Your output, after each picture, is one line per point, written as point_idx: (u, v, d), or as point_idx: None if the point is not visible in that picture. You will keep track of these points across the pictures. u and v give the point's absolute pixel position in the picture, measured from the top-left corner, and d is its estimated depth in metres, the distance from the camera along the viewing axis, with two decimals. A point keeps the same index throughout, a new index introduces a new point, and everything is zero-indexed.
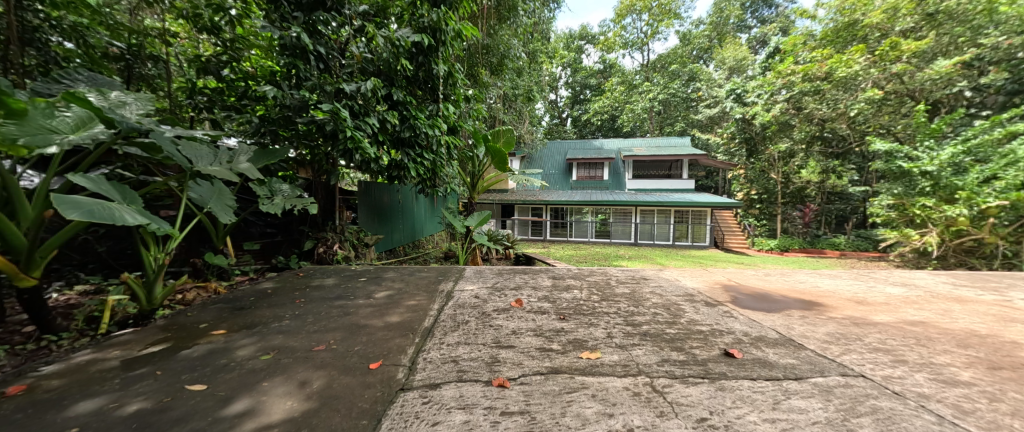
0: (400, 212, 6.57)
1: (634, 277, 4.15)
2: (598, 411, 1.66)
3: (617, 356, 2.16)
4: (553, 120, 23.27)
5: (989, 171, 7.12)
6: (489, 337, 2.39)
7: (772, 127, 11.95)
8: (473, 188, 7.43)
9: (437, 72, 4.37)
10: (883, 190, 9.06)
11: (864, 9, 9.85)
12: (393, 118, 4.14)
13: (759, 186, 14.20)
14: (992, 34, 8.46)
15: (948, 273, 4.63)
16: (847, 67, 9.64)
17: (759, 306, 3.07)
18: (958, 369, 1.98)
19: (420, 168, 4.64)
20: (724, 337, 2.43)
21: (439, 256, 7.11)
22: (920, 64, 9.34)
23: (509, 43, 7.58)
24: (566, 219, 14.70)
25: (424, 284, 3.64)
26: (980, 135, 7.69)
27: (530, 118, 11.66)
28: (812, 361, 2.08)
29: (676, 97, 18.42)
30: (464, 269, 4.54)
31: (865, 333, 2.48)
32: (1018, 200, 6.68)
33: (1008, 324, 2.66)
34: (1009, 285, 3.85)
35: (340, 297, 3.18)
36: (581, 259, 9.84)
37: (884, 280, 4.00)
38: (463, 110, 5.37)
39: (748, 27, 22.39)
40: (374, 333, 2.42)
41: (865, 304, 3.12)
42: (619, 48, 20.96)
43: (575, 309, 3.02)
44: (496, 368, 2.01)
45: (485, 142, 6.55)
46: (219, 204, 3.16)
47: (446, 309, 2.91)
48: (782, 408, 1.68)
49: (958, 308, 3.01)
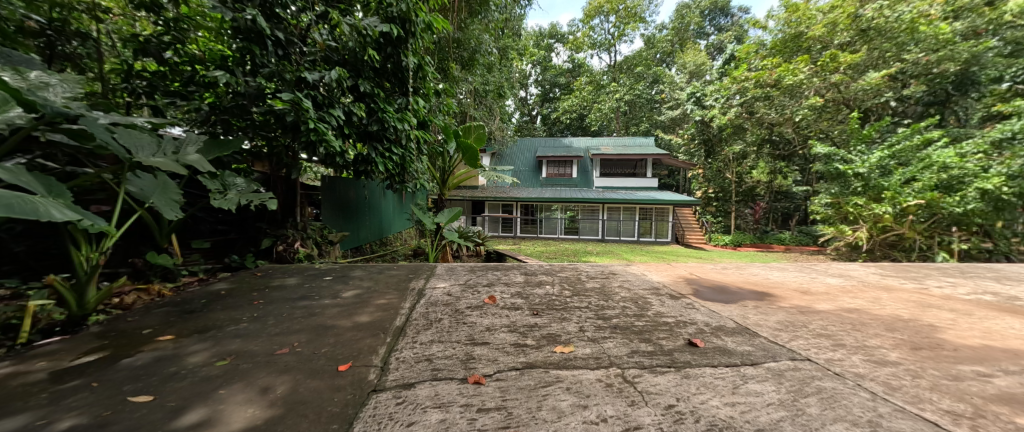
0: (367, 208, 6.34)
1: (603, 272, 4.28)
2: (573, 404, 1.70)
3: (590, 349, 2.23)
4: (523, 118, 23.41)
5: (909, 174, 8.10)
6: (463, 335, 2.37)
7: (727, 130, 12.67)
8: (444, 184, 7.31)
9: (407, 65, 4.27)
10: (823, 189, 9.82)
11: (807, 22, 10.78)
12: (359, 111, 4.01)
13: (716, 186, 14.83)
14: (913, 51, 9.59)
15: (878, 265, 5.14)
16: (794, 75, 10.42)
17: (718, 298, 3.27)
18: (887, 351, 2.22)
19: (388, 163, 4.55)
20: (687, 328, 2.56)
21: (408, 253, 6.98)
22: (854, 76, 10.41)
23: (480, 38, 7.50)
24: (536, 215, 14.85)
25: (394, 283, 3.54)
26: (902, 141, 8.60)
27: (501, 115, 11.68)
28: (765, 348, 2.25)
29: (641, 98, 19.11)
30: (435, 267, 4.45)
31: (810, 321, 2.72)
32: (932, 200, 7.75)
33: (926, 309, 3.01)
34: (926, 275, 4.36)
35: (304, 297, 3.03)
36: (551, 256, 9.92)
37: (826, 272, 4.38)
38: (433, 104, 5.27)
39: (707, 33, 23.59)
40: (343, 333, 2.34)
41: (809, 294, 3.42)
42: (587, 48, 21.42)
43: (547, 304, 3.07)
44: (471, 365, 2.00)
45: (456, 138, 6.47)
46: (164, 199, 2.89)
47: (418, 307, 2.85)
48: (741, 392, 1.80)
49: (886, 296, 3.37)
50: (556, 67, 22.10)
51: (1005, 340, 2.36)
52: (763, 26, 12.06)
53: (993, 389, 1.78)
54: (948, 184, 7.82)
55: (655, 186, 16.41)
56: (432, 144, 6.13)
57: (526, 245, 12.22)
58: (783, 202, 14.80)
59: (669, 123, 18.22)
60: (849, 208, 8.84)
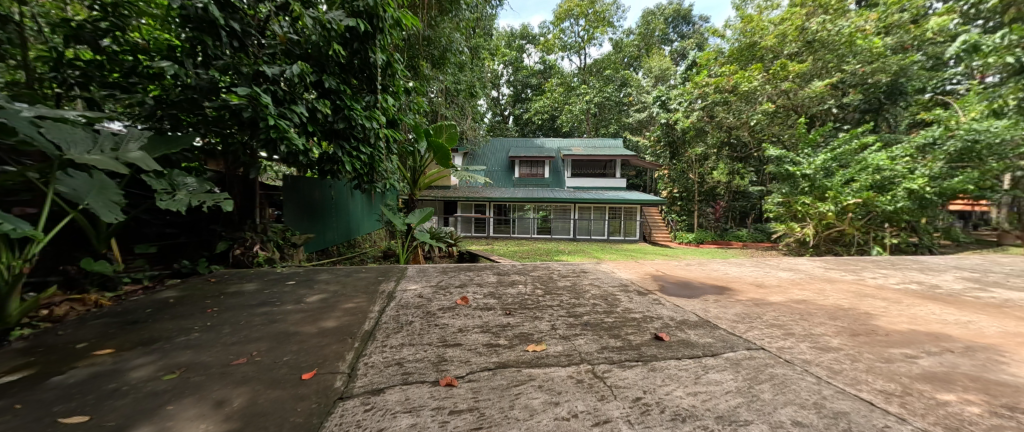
0: (334, 209, 6.12)
1: (574, 271, 4.37)
2: (545, 401, 1.72)
3: (561, 347, 2.28)
4: (496, 118, 23.41)
5: (849, 175, 8.80)
6: (435, 337, 2.35)
7: (690, 132, 13.24)
8: (414, 184, 7.17)
9: (375, 61, 4.16)
10: (775, 189, 10.49)
11: (760, 33, 11.51)
12: (324, 108, 3.88)
13: (681, 186, 15.45)
14: (852, 62, 10.61)
15: (824, 259, 5.57)
16: (749, 82, 11.26)
17: (682, 293, 3.42)
18: (830, 338, 2.41)
19: (356, 162, 4.42)
20: (654, 323, 2.67)
21: (378, 256, 6.83)
22: (801, 84, 11.22)
23: (451, 37, 7.43)
24: (509, 215, 14.88)
25: (362, 286, 3.45)
26: (843, 145, 9.34)
27: (472, 114, 11.61)
28: (724, 339, 2.39)
29: (610, 101, 19.61)
30: (406, 268, 4.38)
31: (764, 312, 2.90)
32: (869, 199, 8.44)
33: (863, 298, 3.29)
34: (863, 267, 4.78)
35: (264, 303, 2.89)
36: (525, 256, 9.97)
37: (779, 266, 4.70)
38: (403, 103, 5.18)
39: (671, 40, 24.62)
40: (307, 340, 2.24)
41: (763, 287, 3.66)
42: (558, 50, 21.74)
43: (520, 304, 3.10)
44: (443, 368, 1.98)
45: (427, 138, 6.40)
46: (103, 200, 2.65)
47: (387, 310, 2.79)
48: (702, 382, 1.89)
49: (830, 287, 3.66)
50: (527, 68, 22.24)
51: (927, 324, 2.62)
52: (722, 35, 12.75)
53: (918, 368, 1.97)
54: (882, 184, 8.62)
55: (623, 186, 16.86)
56: (402, 143, 6.02)
57: (499, 245, 12.22)
58: (741, 201, 15.20)
59: (636, 125, 18.83)
60: (798, 207, 9.48)
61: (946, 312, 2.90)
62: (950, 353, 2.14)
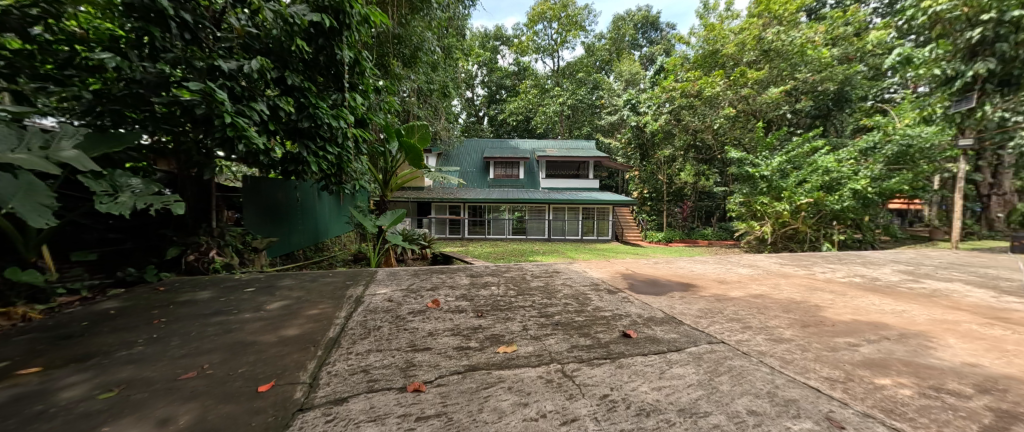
0: (300, 212, 5.90)
1: (547, 271, 4.41)
2: (514, 403, 1.73)
3: (532, 347, 2.29)
4: (470, 119, 23.31)
5: (802, 176, 9.37)
6: (404, 341, 2.31)
7: (658, 135, 13.65)
8: (385, 185, 7.00)
9: (342, 58, 4.04)
10: (737, 190, 11.01)
11: (722, 41, 12.07)
12: (287, 106, 3.73)
13: (650, 187, 15.84)
14: (803, 71, 11.34)
15: (781, 255, 5.89)
16: (712, 87, 11.76)
17: (650, 291, 3.53)
18: (784, 329, 2.55)
19: (322, 163, 4.29)
20: (623, 321, 2.74)
21: (348, 259, 6.66)
22: (759, 90, 11.86)
23: (423, 35, 7.31)
24: (483, 216, 14.82)
25: (328, 291, 3.34)
26: (797, 149, 9.94)
27: (446, 115, 11.48)
28: (688, 334, 2.48)
29: (583, 103, 19.95)
30: (375, 272, 4.28)
31: (725, 307, 3.03)
32: (819, 198, 9.01)
33: (814, 291, 3.51)
34: (815, 262, 5.10)
35: (219, 312, 2.74)
36: (499, 257, 9.97)
37: (740, 263, 4.93)
38: (372, 102, 5.08)
39: (640, 45, 25.33)
40: (266, 349, 2.14)
41: (725, 282, 3.82)
42: (531, 52, 21.90)
43: (492, 305, 3.09)
44: (411, 373, 1.94)
45: (398, 138, 6.28)
46: (31, 203, 2.42)
47: (354, 316, 2.72)
48: (666, 376, 1.96)
49: (784, 281, 3.88)
50: (501, 69, 22.26)
51: (868, 314, 2.83)
52: (687, 42, 13.27)
53: (859, 356, 2.11)
54: (830, 185, 9.19)
55: (596, 186, 17.18)
56: (372, 143, 5.88)
57: (474, 246, 12.17)
58: (707, 201, 15.77)
59: (608, 128, 19.25)
60: (757, 206, 9.99)
61: (885, 303, 3.13)
62: (887, 341, 2.31)
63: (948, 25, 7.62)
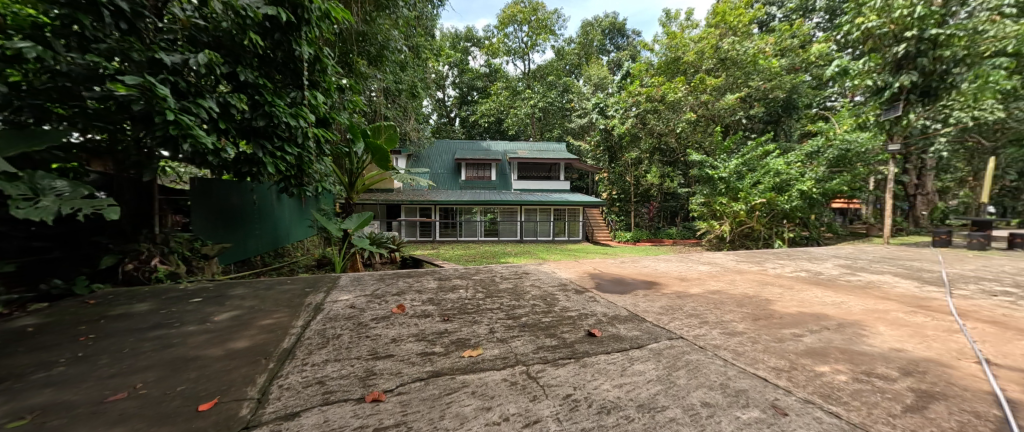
0: (257, 216, 5.59)
1: (516, 273, 4.42)
2: (477, 408, 1.71)
3: (498, 350, 2.28)
4: (441, 120, 23.10)
5: (756, 178, 9.95)
6: (365, 350, 2.24)
7: (626, 138, 14.05)
8: (351, 187, 6.72)
9: (300, 55, 3.88)
10: (698, 191, 11.52)
11: (683, 49, 12.63)
12: (239, 104, 3.53)
13: (619, 188, 15.92)
14: (756, 80, 12.12)
15: (740, 253, 6.20)
16: (675, 93, 12.29)
17: (615, 289, 3.62)
18: (737, 323, 2.68)
19: (281, 164, 4.09)
20: (588, 320, 2.78)
21: (310, 265, 6.40)
22: (717, 96, 12.50)
23: (389, 34, 7.15)
24: (455, 219, 14.68)
25: (285, 299, 3.19)
26: (751, 152, 10.54)
27: (415, 115, 11.29)
28: (650, 331, 2.56)
29: (553, 106, 20.22)
30: (338, 277, 4.13)
31: (685, 303, 3.16)
32: (771, 199, 9.59)
33: (766, 286, 3.73)
34: (768, 258, 5.41)
35: (161, 325, 2.55)
36: (470, 259, 9.90)
37: (701, 260, 5.15)
38: (335, 101, 4.90)
39: (608, 51, 25.99)
40: (210, 364, 2.00)
41: (686, 280, 3.98)
42: (502, 54, 21.94)
43: (460, 308, 3.06)
44: (370, 382, 1.88)
45: (363, 138, 6.10)
46: None
47: (313, 324, 2.61)
48: (628, 373, 2.00)
49: (740, 277, 4.09)
50: (472, 71, 22.17)
51: (812, 306, 3.04)
52: (651, 49, 13.75)
53: (802, 346, 2.25)
54: (780, 186, 9.80)
55: (567, 188, 17.43)
56: (335, 144, 5.68)
57: (445, 249, 12.03)
58: (671, 202, 16.16)
59: (578, 130, 19.62)
60: (716, 207, 10.48)
61: (827, 295, 3.37)
62: (827, 331, 2.49)
63: (878, 40, 8.35)
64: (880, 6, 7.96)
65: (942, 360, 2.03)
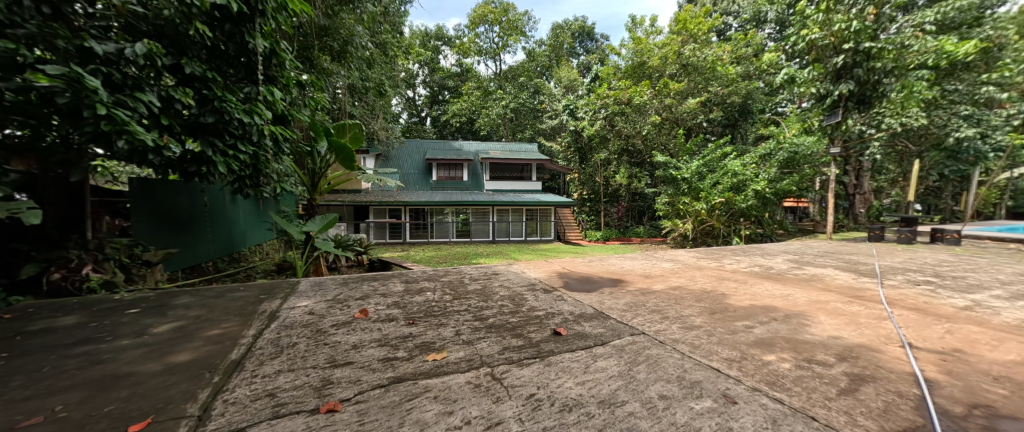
0: (209, 218, 5.24)
1: (486, 273, 4.40)
2: (438, 412, 1.67)
3: (463, 352, 2.25)
4: (412, 119, 22.70)
5: (715, 179, 10.42)
6: (323, 358, 2.15)
7: (595, 139, 14.34)
8: (314, 188, 6.44)
9: (255, 48, 3.68)
10: (663, 190, 11.92)
11: (648, 54, 13.06)
12: (185, 98, 3.30)
13: (589, 188, 16.25)
14: (715, 86, 12.76)
15: (703, 250, 6.47)
16: (641, 96, 12.70)
17: (582, 288, 3.67)
18: (695, 317, 2.79)
19: (234, 163, 3.86)
20: (555, 319, 2.81)
21: (269, 270, 6.10)
22: (680, 100, 13.02)
23: (353, 29, 6.90)
24: (425, 220, 14.44)
25: (237, 307, 3.02)
26: (712, 154, 11.03)
27: (383, 114, 11.00)
28: (614, 328, 2.61)
29: (525, 107, 20.32)
30: (297, 283, 3.95)
31: (648, 300, 3.25)
32: (730, 198, 10.08)
33: (723, 281, 3.90)
34: (728, 255, 5.68)
35: (90, 340, 2.33)
36: (441, 260, 9.79)
37: (666, 258, 5.34)
38: (295, 97, 4.69)
39: (577, 53, 26.46)
40: (146, 381, 1.85)
41: (650, 277, 4.10)
42: (473, 54, 21.79)
43: (426, 311, 3.00)
44: (326, 392, 1.81)
45: (326, 137, 5.86)
46: None
47: (266, 333, 2.48)
48: (590, 370, 2.03)
49: (700, 273, 4.27)
50: (443, 70, 21.89)
51: (763, 299, 3.21)
52: (618, 53, 14.10)
53: (752, 337, 2.37)
54: (737, 186, 10.32)
55: (539, 188, 17.58)
56: (296, 142, 5.42)
57: (415, 251, 11.80)
58: (638, 201, 16.65)
59: (550, 131, 19.83)
60: (679, 206, 10.91)
61: (777, 288, 3.57)
62: (775, 321, 2.64)
63: (821, 51, 8.96)
64: (822, 19, 8.58)
65: (872, 346, 2.21)
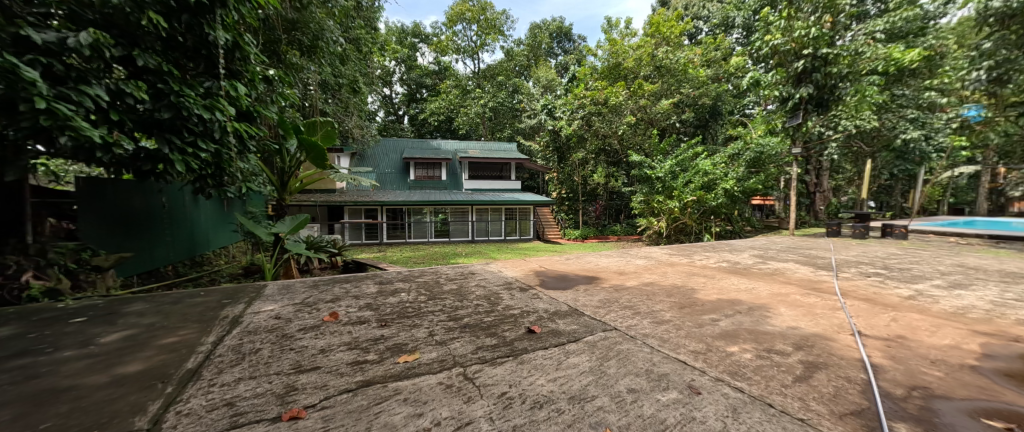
0: (167, 220, 4.96)
1: (462, 273, 4.37)
2: (408, 415, 1.64)
3: (435, 353, 2.22)
4: (389, 117, 22.30)
5: (687, 178, 10.74)
6: (288, 363, 2.07)
7: (573, 139, 14.49)
8: (283, 188, 6.19)
9: (215, 40, 3.51)
10: (638, 189, 12.17)
11: (624, 56, 13.31)
12: (137, 92, 3.11)
13: (568, 188, 16.40)
14: (686, 88, 13.18)
15: (677, 247, 6.65)
16: (616, 96, 12.90)
17: (558, 286, 3.70)
18: (665, 312, 2.87)
19: (194, 162, 3.67)
20: (529, 317, 2.81)
21: (235, 274, 5.84)
22: (653, 100, 13.35)
23: (325, 24, 6.65)
24: (403, 220, 14.14)
25: (195, 313, 2.87)
26: (684, 153, 11.35)
27: (357, 111, 10.74)
28: (587, 324, 2.65)
29: (503, 106, 20.27)
30: (264, 286, 3.80)
31: (621, 296, 3.31)
32: (701, 197, 10.42)
33: (693, 276, 4.02)
34: (699, 251, 5.86)
35: (27, 352, 2.16)
36: (418, 260, 9.68)
37: (641, 255, 5.45)
38: (262, 93, 4.51)
39: (555, 54, 26.64)
40: (89, 394, 1.73)
41: (624, 273, 4.18)
42: (452, 52, 21.29)
43: (399, 313, 2.95)
44: (289, 399, 1.74)
45: (295, 134, 5.65)
46: None
47: (228, 340, 2.37)
48: (562, 367, 2.05)
49: (672, 269, 4.39)
50: (420, 68, 21.56)
51: (729, 293, 3.33)
52: (595, 54, 14.28)
53: (717, 329, 2.45)
54: (707, 185, 10.66)
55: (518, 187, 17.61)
56: (262, 140, 5.21)
57: (392, 251, 11.59)
58: (616, 200, 16.92)
59: (529, 131, 19.88)
60: (654, 204, 11.19)
61: (743, 282, 3.71)
62: (739, 314, 2.74)
63: (783, 56, 9.37)
64: (784, 25, 8.99)
65: (826, 334, 2.32)
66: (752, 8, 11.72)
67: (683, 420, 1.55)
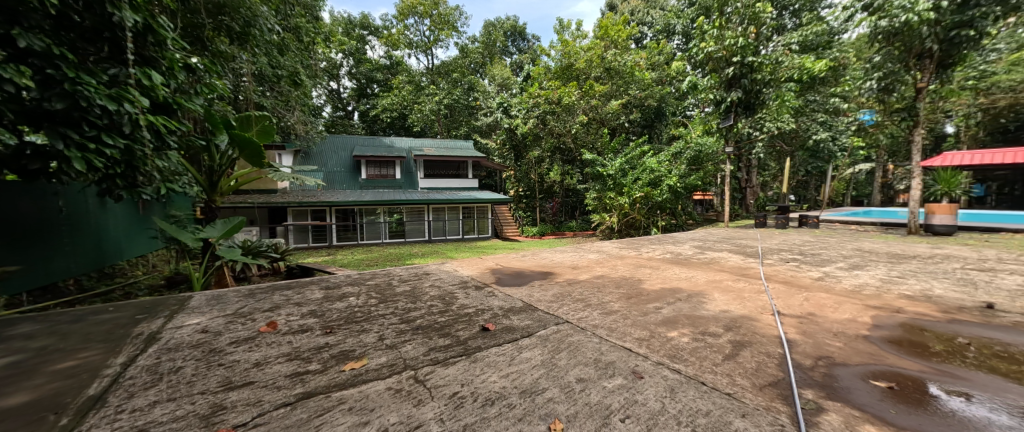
0: (66, 227, 4.35)
1: (416, 274, 4.26)
2: (352, 425, 1.57)
3: (385, 358, 2.15)
4: (337, 113, 21.24)
5: (635, 175, 11.28)
6: (217, 380, 1.91)
7: (529, 137, 14.65)
8: (213, 189, 5.65)
9: (123, 21, 3.13)
10: (592, 187, 12.58)
11: (575, 56, 13.67)
12: (22, 79, 2.70)
13: (525, 185, 16.55)
14: (633, 89, 13.83)
15: (630, 240, 6.95)
16: (569, 96, 13.19)
17: (513, 282, 3.73)
18: (613, 303, 2.98)
19: (99, 160, 3.24)
20: (483, 315, 2.81)
21: (157, 285, 5.27)
22: (604, 101, 13.86)
23: (260, 10, 6.08)
24: (356, 221, 13.52)
25: (105, 331, 2.56)
26: (633, 151, 11.88)
27: (300, 106, 10.06)
28: (540, 319, 2.68)
29: (459, 103, 19.99)
30: (191, 297, 3.46)
31: (573, 290, 3.39)
32: (649, 193, 10.98)
33: (641, 268, 4.22)
34: (649, 244, 6.15)
35: None
36: (371, 263, 9.31)
37: (595, 249, 5.64)
38: (184, 83, 4.09)
39: (511, 52, 26.69)
40: None
41: (577, 268, 4.29)
42: (403, 47, 20.81)
43: (346, 318, 2.81)
44: (217, 419, 1.60)
45: (224, 130, 5.18)
46: None
47: (144, 360, 2.13)
48: (514, 362, 2.06)
49: (622, 262, 4.57)
50: (371, 62, 20.74)
51: (672, 282, 3.53)
52: (548, 54, 14.48)
53: (660, 317, 2.59)
54: (654, 181, 11.23)
55: (474, 186, 17.49)
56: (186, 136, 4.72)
57: (343, 254, 11.06)
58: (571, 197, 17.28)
59: (485, 129, 19.78)
60: (606, 200, 11.66)
61: (685, 271, 3.95)
62: (679, 301, 2.92)
63: (717, 62, 10.10)
64: (717, 34, 9.73)
65: (752, 315, 2.54)
66: (693, 15, 12.49)
67: (626, 404, 1.61)
